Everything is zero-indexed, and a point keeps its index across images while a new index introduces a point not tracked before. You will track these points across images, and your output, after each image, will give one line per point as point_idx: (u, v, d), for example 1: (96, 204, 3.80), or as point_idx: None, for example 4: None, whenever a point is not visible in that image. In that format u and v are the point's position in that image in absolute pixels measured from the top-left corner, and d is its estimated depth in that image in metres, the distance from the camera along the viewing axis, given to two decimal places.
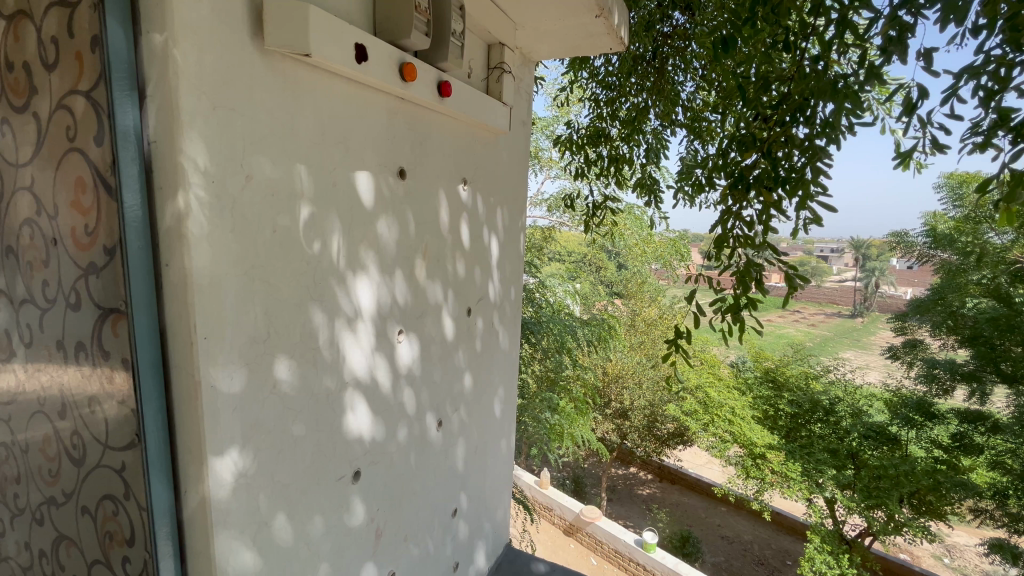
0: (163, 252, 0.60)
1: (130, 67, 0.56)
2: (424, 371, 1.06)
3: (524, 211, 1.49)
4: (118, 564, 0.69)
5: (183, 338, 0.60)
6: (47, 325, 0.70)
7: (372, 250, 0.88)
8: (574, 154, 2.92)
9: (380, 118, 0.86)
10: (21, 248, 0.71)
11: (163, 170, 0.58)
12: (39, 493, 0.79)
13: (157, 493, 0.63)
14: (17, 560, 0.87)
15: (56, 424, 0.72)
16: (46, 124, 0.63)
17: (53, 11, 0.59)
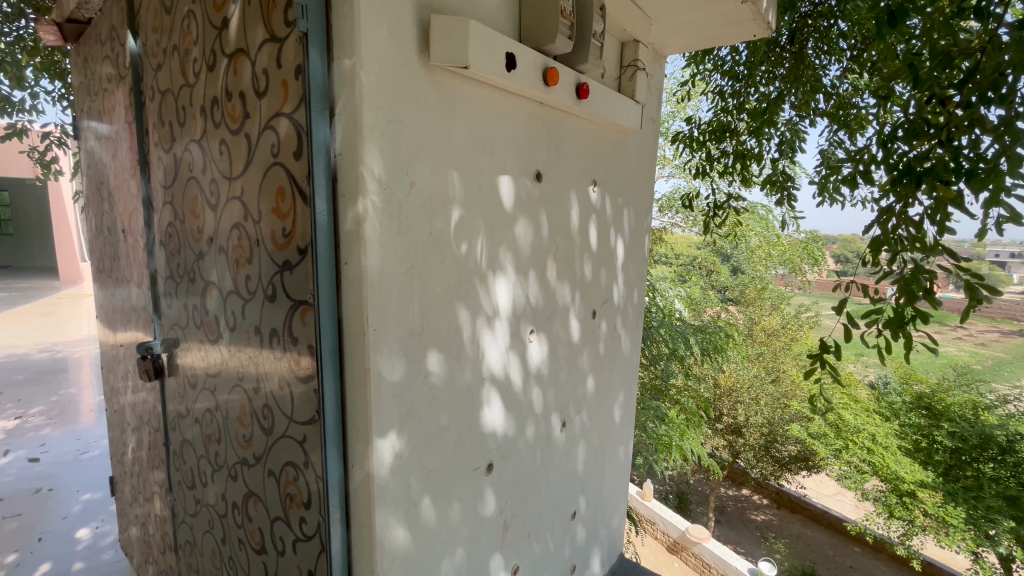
0: (343, 252, 0.67)
1: (325, 89, 0.64)
2: (551, 372, 1.07)
3: (650, 211, 1.44)
4: (296, 523, 0.79)
5: (356, 330, 0.68)
6: (247, 312, 0.83)
7: (509, 250, 0.91)
8: (694, 151, 2.77)
9: (522, 122, 0.89)
10: (228, 247, 0.85)
11: (347, 179, 0.65)
12: (234, 454, 0.94)
13: (330, 464, 0.71)
14: (214, 509, 1.04)
15: (252, 397, 0.85)
16: (255, 143, 0.74)
17: (266, 47, 0.69)
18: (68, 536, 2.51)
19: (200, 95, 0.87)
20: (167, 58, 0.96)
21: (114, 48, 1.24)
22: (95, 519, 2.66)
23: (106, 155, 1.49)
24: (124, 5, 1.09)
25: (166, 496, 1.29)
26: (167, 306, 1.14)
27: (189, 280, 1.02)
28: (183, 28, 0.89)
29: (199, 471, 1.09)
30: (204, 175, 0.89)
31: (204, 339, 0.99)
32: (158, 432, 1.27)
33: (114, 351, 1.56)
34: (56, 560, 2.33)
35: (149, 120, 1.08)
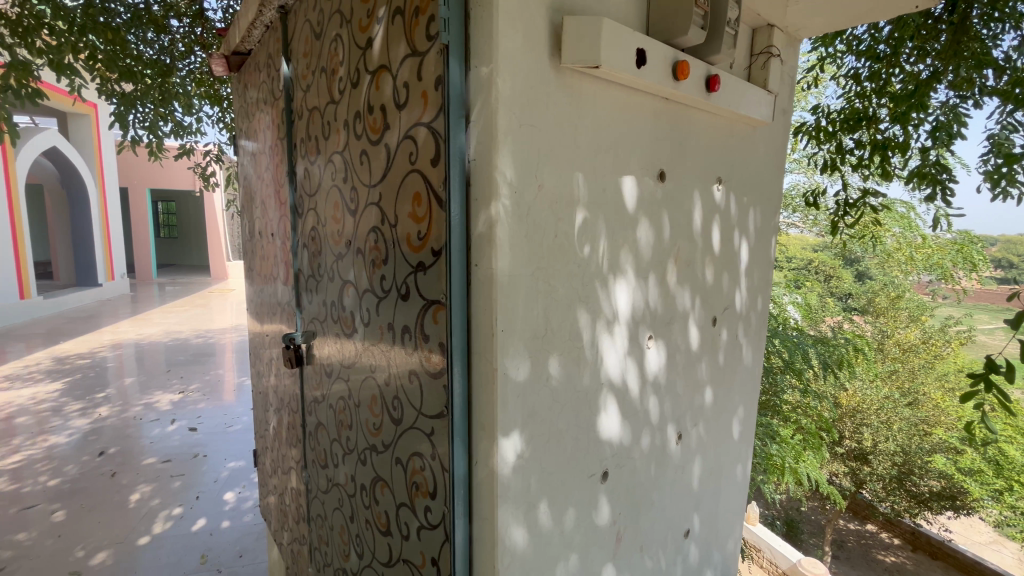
0: (474, 255, 0.70)
1: (462, 97, 0.67)
2: (668, 381, 1.02)
3: (777, 211, 1.32)
4: (421, 512, 0.84)
5: (485, 330, 0.70)
6: (381, 309, 0.89)
7: (630, 253, 0.88)
8: (821, 145, 2.48)
9: (647, 120, 0.85)
10: (365, 248, 0.92)
11: (480, 183, 0.67)
12: (364, 440, 1.01)
13: (457, 458, 0.74)
14: (344, 489, 1.14)
15: (383, 389, 0.92)
16: (394, 152, 0.79)
17: (408, 61, 0.74)
18: (217, 497, 2.91)
19: (343, 112, 0.96)
20: (315, 79, 1.07)
21: (269, 74, 1.40)
22: (237, 485, 3.05)
23: (258, 168, 1.69)
24: (281, 35, 1.23)
25: (301, 472, 1.44)
26: (308, 302, 1.27)
27: (328, 279, 1.12)
28: (330, 50, 0.98)
29: (332, 452, 1.19)
30: (345, 184, 0.98)
31: (340, 333, 1.09)
32: (296, 414, 1.42)
33: (261, 340, 1.79)
34: (209, 518, 2.71)
35: (297, 135, 1.21)
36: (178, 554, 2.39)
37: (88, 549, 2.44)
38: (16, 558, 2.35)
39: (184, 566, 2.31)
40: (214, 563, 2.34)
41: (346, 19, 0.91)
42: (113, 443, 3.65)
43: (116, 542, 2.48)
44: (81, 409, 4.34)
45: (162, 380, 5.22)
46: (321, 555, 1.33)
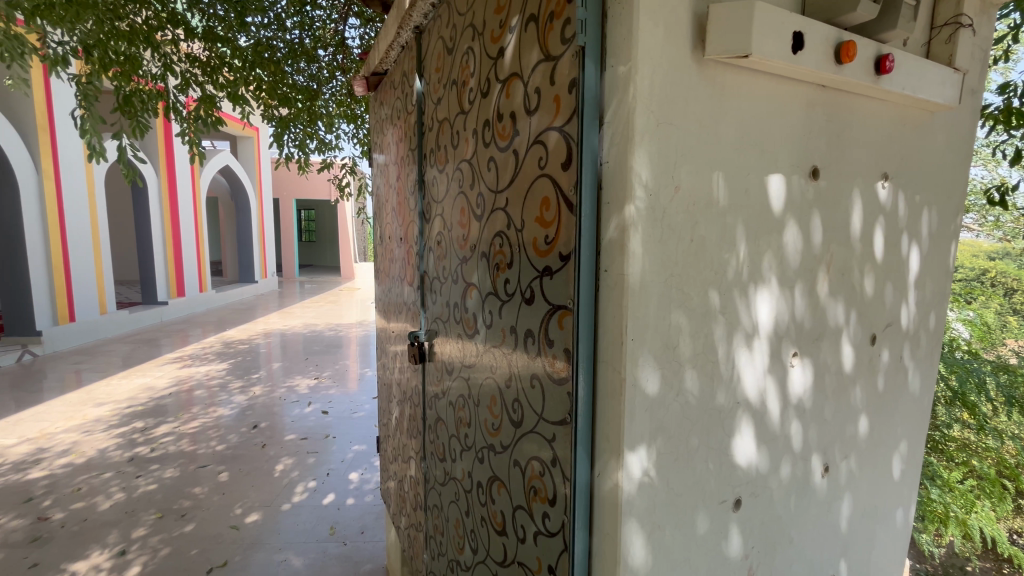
0: (604, 260, 0.67)
1: (597, 98, 0.66)
2: (815, 405, 0.90)
3: (959, 211, 1.11)
4: (538, 516, 0.84)
5: (613, 339, 0.67)
6: (504, 312, 0.90)
7: (774, 260, 0.79)
8: (1010, 132, 2.05)
9: (800, 111, 0.77)
10: (490, 253, 0.95)
11: (613, 186, 0.65)
12: (483, 439, 1.04)
13: (579, 466, 0.72)
14: (461, 484, 1.18)
15: (503, 390, 0.93)
16: (523, 158, 0.80)
17: (541, 66, 0.74)
18: (344, 476, 3.23)
19: (472, 120, 0.99)
20: (446, 92, 1.13)
21: (402, 90, 1.50)
22: (360, 467, 3.35)
23: (388, 177, 1.83)
24: (415, 54, 1.32)
25: (420, 463, 1.52)
26: (432, 303, 1.34)
27: (452, 282, 1.17)
28: (462, 63, 1.03)
29: (450, 447, 1.24)
30: (472, 189, 1.01)
31: (462, 334, 1.12)
32: (417, 407, 1.51)
33: (388, 336, 1.93)
34: (337, 494, 3.01)
35: (427, 146, 1.29)
36: (311, 523, 2.69)
37: (243, 508, 2.85)
38: (193, 508, 2.83)
39: (316, 535, 2.59)
40: (341, 535, 2.59)
41: (478, 32, 0.95)
42: (264, 419, 4.23)
43: (264, 505, 2.87)
44: (240, 387, 5.10)
45: (303, 367, 5.94)
46: (436, 544, 1.40)
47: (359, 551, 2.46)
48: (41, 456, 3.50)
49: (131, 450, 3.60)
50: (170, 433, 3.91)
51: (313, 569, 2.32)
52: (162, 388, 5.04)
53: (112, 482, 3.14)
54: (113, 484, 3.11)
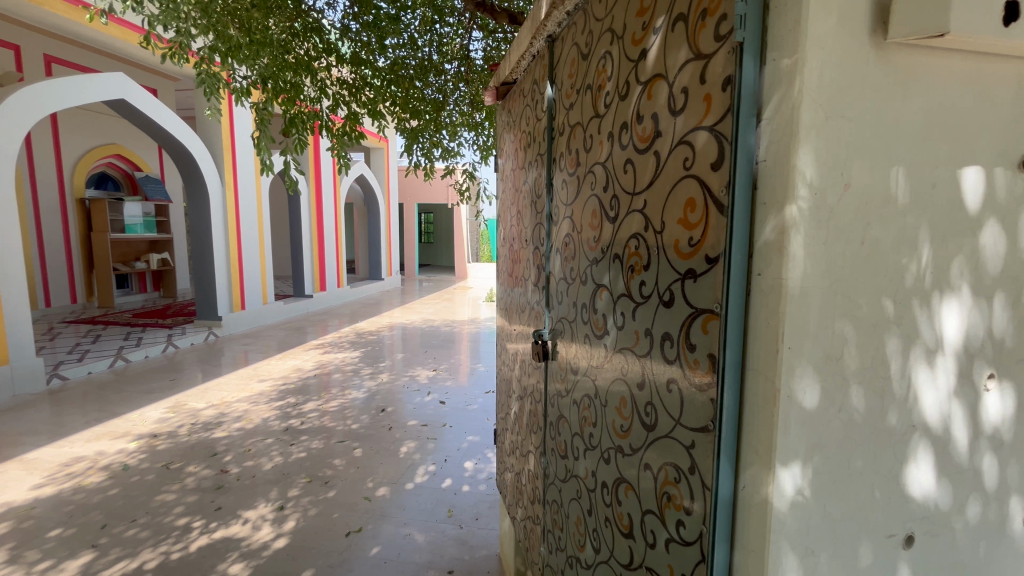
0: (758, 263, 0.65)
1: (755, 94, 0.63)
2: (1018, 438, 0.76)
3: None
4: (671, 524, 0.82)
5: (767, 346, 0.64)
6: (638, 314, 0.90)
7: (968, 266, 0.69)
8: None
9: (1007, 92, 0.66)
10: (624, 255, 0.95)
11: (771, 185, 0.62)
12: (610, 440, 1.04)
13: (722, 476, 0.70)
14: (583, 482, 1.19)
15: (634, 392, 0.93)
16: (666, 160, 0.79)
17: (689, 65, 0.73)
18: (459, 464, 3.42)
19: (608, 124, 1.00)
20: (579, 98, 1.15)
21: (531, 97, 1.56)
22: (474, 457, 3.54)
23: (511, 181, 1.90)
24: (547, 62, 1.37)
25: (539, 458, 1.56)
26: (556, 303, 1.37)
27: (580, 283, 1.19)
28: (599, 67, 1.04)
29: (573, 445, 1.26)
30: (606, 192, 1.02)
31: (590, 336, 1.13)
32: (538, 404, 1.56)
33: (508, 334, 2.01)
34: (454, 479, 3.21)
35: (556, 150, 1.32)
36: (431, 504, 2.90)
37: (374, 482, 3.17)
38: (334, 477, 3.22)
39: (436, 515, 2.78)
40: (457, 519, 2.76)
41: (617, 36, 0.96)
42: (390, 404, 4.66)
43: (391, 482, 3.16)
44: (370, 374, 5.66)
45: (422, 359, 6.40)
46: (555, 539, 1.43)
47: (473, 536, 2.60)
48: (222, 420, 4.23)
49: (285, 422, 4.20)
50: (315, 410, 4.48)
51: (433, 546, 2.50)
52: (308, 370, 5.79)
53: (272, 447, 3.69)
54: (274, 449, 3.66)
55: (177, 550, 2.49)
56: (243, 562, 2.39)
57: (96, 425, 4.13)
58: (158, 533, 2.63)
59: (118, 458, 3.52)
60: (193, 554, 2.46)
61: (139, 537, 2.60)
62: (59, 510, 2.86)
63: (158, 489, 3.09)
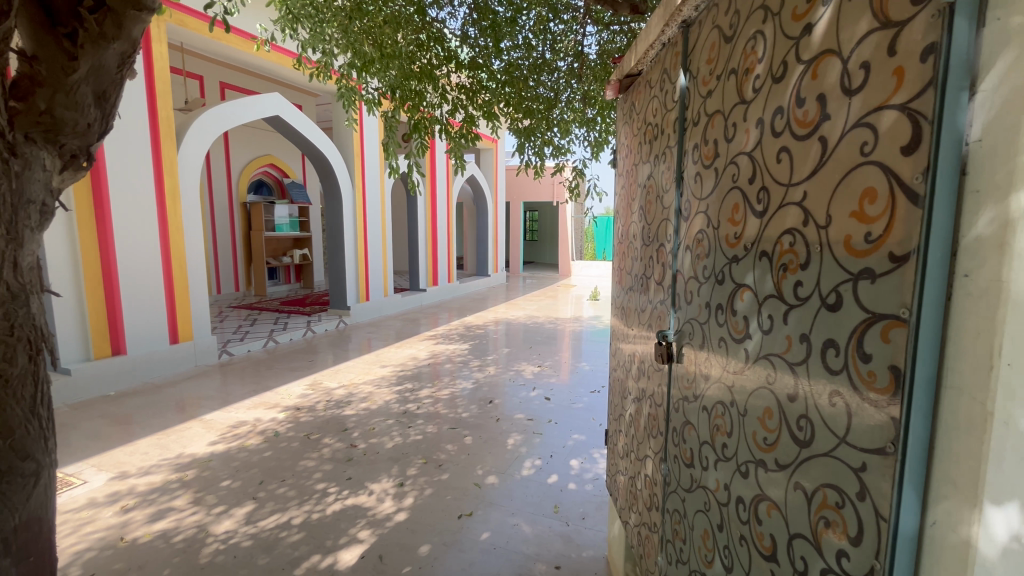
0: (966, 262, 0.55)
1: (966, 63, 0.54)
2: None
3: None
4: (831, 554, 0.74)
5: (977, 361, 0.55)
6: (791, 318, 0.82)
7: None
8: None
9: None
10: (773, 252, 0.86)
11: (990, 171, 0.53)
12: (749, 452, 0.97)
13: (906, 507, 0.61)
14: (713, 495, 1.12)
15: (784, 404, 0.85)
16: (834, 146, 0.71)
17: (872, 37, 0.64)
18: (565, 461, 3.43)
19: (756, 110, 0.92)
20: (720, 84, 1.07)
21: (660, 88, 1.49)
22: (580, 456, 3.51)
23: (632, 175, 1.83)
24: (680, 50, 1.29)
25: (659, 463, 1.50)
26: (684, 304, 1.29)
27: (714, 282, 1.11)
28: (745, 50, 0.96)
29: (701, 454, 1.19)
30: (751, 184, 0.94)
31: (726, 339, 1.05)
32: (659, 408, 1.49)
33: (623, 334, 1.95)
34: (559, 476, 3.22)
35: (689, 142, 1.25)
36: (538, 497, 2.94)
37: (483, 470, 3.30)
38: (447, 461, 3.42)
39: (542, 510, 2.82)
40: (564, 516, 2.77)
41: (773, 12, 0.87)
42: (497, 396, 4.81)
43: (500, 471, 3.27)
44: (478, 366, 5.89)
45: (527, 354, 6.50)
46: (675, 550, 1.36)
47: (580, 534, 2.59)
48: (351, 399, 4.71)
49: (404, 406, 4.55)
50: (430, 396, 4.79)
51: (540, 540, 2.54)
52: (422, 359, 6.20)
53: (393, 428, 4.02)
54: (394, 429, 3.99)
55: (317, 511, 2.82)
56: (370, 529, 2.64)
57: (254, 396, 4.84)
58: (302, 494, 3.01)
59: (270, 425, 4.10)
60: (330, 516, 2.77)
61: (287, 495, 3.00)
62: (228, 464, 3.40)
63: (302, 455, 3.53)
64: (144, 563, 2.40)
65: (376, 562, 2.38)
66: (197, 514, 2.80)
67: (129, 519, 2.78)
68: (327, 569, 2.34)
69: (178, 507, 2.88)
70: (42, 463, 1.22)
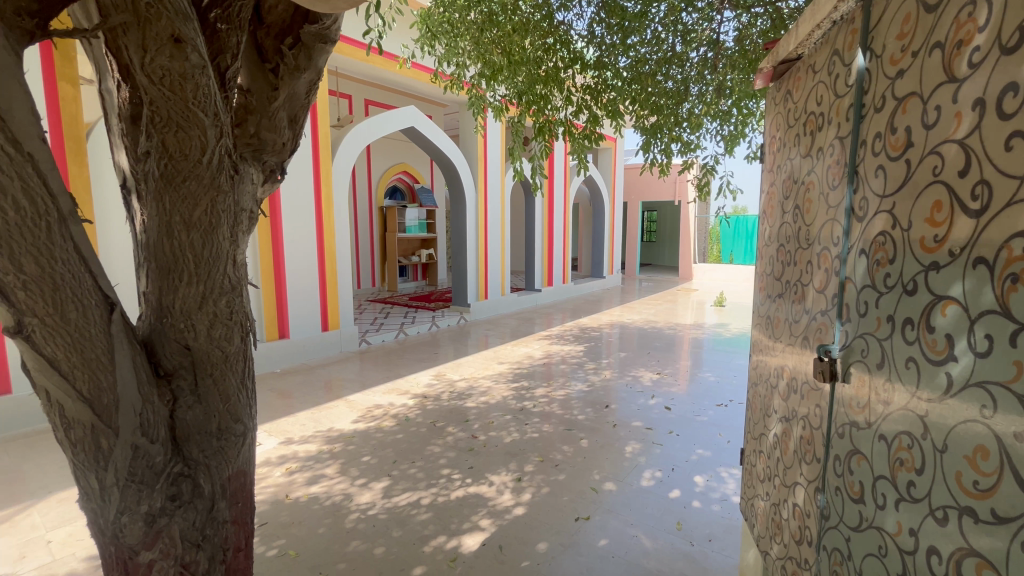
0: None
1: None
2: None
3: None
4: None
5: None
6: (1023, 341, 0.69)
7: None
8: None
9: None
10: (995, 259, 0.72)
11: None
12: (948, 495, 0.82)
13: None
14: (893, 539, 0.97)
15: (1008, 443, 0.71)
16: None
17: None
18: (688, 476, 3.23)
19: (974, 87, 0.77)
20: (917, 59, 0.92)
21: (827, 71, 1.32)
22: (706, 472, 3.28)
23: (784, 171, 1.64)
24: (860, 26, 1.13)
25: (814, 494, 1.33)
26: (854, 315, 1.13)
27: (900, 292, 0.95)
28: (958, 18, 0.81)
29: (875, 490, 1.03)
30: (962, 176, 0.79)
31: (916, 359, 0.90)
32: (816, 431, 1.33)
33: (768, 346, 1.77)
34: (682, 492, 3.04)
35: (867, 129, 1.09)
36: (659, 511, 2.82)
37: (600, 475, 3.25)
38: (563, 462, 3.43)
39: (664, 525, 2.68)
40: (688, 535, 2.61)
41: None
42: (614, 401, 4.70)
43: (617, 478, 3.19)
44: (593, 369, 5.82)
45: (644, 360, 6.25)
46: None
47: (706, 557, 2.42)
48: (471, 392, 4.96)
49: (521, 402, 4.67)
50: (545, 396, 4.85)
51: (662, 556, 2.43)
52: (538, 359, 6.29)
53: (510, 423, 4.14)
54: (511, 425, 4.11)
55: (442, 495, 3.02)
56: (490, 519, 2.76)
57: (388, 382, 5.35)
58: (429, 477, 3.24)
59: (402, 410, 4.49)
60: (454, 501, 2.95)
61: (417, 476, 3.26)
62: (368, 442, 3.80)
63: (429, 440, 3.81)
64: (302, 520, 2.79)
65: (496, 551, 2.48)
66: (343, 483, 3.18)
67: (292, 479, 3.25)
68: (452, 551, 2.50)
69: (329, 475, 3.29)
70: (249, 426, 1.47)
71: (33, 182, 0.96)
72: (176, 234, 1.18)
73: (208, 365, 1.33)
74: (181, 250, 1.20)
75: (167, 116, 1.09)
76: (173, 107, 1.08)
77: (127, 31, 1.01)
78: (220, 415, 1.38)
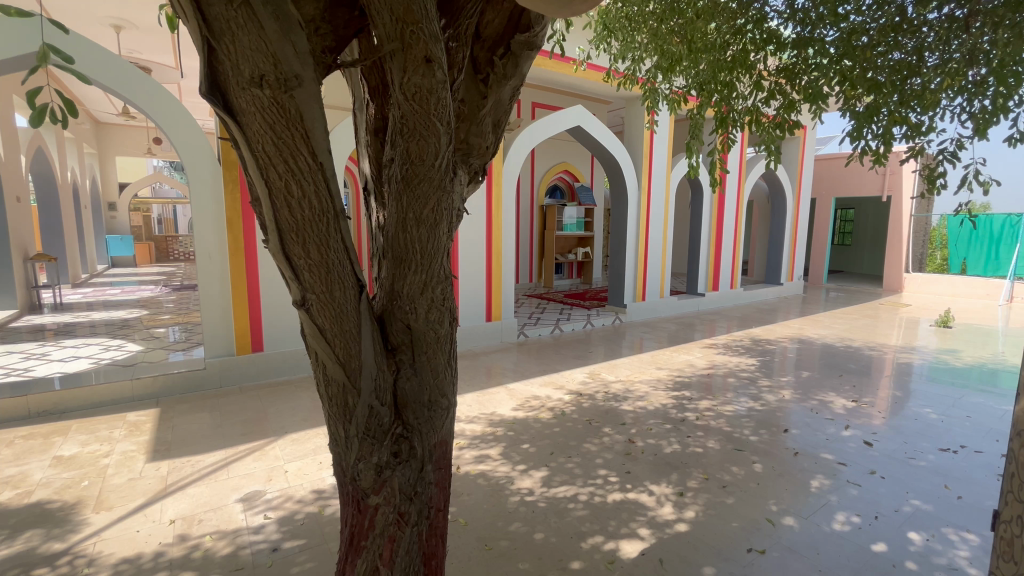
0: None
1: None
2: None
3: None
4: None
5: None
6: None
7: None
8: None
9: None
10: None
11: None
12: None
13: None
14: None
15: None
16: None
17: None
18: (899, 530, 2.67)
19: None
20: None
21: None
22: (925, 530, 2.68)
23: None
24: None
25: None
26: None
27: None
28: None
29: None
30: None
31: None
32: None
33: None
34: (891, 546, 2.53)
35: None
36: (858, 563, 2.38)
37: (778, 506, 2.88)
38: (732, 484, 3.13)
39: None
40: None
41: None
42: (794, 426, 4.12)
43: (800, 514, 2.80)
44: (768, 387, 5.19)
45: (835, 383, 5.35)
46: None
47: None
48: (627, 395, 4.85)
49: (682, 412, 4.40)
50: (710, 409, 4.48)
51: None
52: (700, 368, 5.86)
53: (671, 433, 3.93)
54: (672, 435, 3.89)
55: (600, 495, 3.01)
56: (650, 529, 2.66)
57: (545, 375, 5.53)
58: (587, 474, 3.26)
59: (558, 403, 4.59)
60: (612, 503, 2.91)
61: (574, 471, 3.30)
62: (527, 430, 3.98)
63: (585, 438, 3.82)
64: (470, 492, 3.04)
65: (657, 564, 2.38)
66: (506, 466, 3.38)
67: (462, 454, 3.57)
68: (610, 553, 2.47)
69: (493, 456, 3.53)
70: (452, 401, 1.64)
71: (322, 186, 1.20)
72: (410, 228, 1.37)
73: (424, 344, 1.52)
74: (412, 243, 1.39)
75: (413, 127, 1.27)
76: (418, 118, 1.25)
77: (393, 57, 1.20)
78: (431, 388, 1.56)
